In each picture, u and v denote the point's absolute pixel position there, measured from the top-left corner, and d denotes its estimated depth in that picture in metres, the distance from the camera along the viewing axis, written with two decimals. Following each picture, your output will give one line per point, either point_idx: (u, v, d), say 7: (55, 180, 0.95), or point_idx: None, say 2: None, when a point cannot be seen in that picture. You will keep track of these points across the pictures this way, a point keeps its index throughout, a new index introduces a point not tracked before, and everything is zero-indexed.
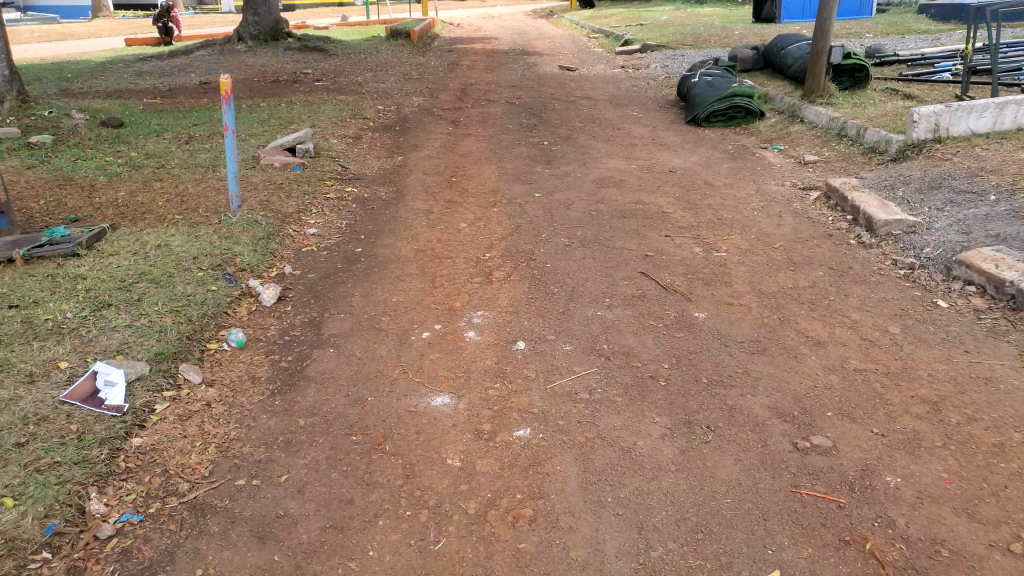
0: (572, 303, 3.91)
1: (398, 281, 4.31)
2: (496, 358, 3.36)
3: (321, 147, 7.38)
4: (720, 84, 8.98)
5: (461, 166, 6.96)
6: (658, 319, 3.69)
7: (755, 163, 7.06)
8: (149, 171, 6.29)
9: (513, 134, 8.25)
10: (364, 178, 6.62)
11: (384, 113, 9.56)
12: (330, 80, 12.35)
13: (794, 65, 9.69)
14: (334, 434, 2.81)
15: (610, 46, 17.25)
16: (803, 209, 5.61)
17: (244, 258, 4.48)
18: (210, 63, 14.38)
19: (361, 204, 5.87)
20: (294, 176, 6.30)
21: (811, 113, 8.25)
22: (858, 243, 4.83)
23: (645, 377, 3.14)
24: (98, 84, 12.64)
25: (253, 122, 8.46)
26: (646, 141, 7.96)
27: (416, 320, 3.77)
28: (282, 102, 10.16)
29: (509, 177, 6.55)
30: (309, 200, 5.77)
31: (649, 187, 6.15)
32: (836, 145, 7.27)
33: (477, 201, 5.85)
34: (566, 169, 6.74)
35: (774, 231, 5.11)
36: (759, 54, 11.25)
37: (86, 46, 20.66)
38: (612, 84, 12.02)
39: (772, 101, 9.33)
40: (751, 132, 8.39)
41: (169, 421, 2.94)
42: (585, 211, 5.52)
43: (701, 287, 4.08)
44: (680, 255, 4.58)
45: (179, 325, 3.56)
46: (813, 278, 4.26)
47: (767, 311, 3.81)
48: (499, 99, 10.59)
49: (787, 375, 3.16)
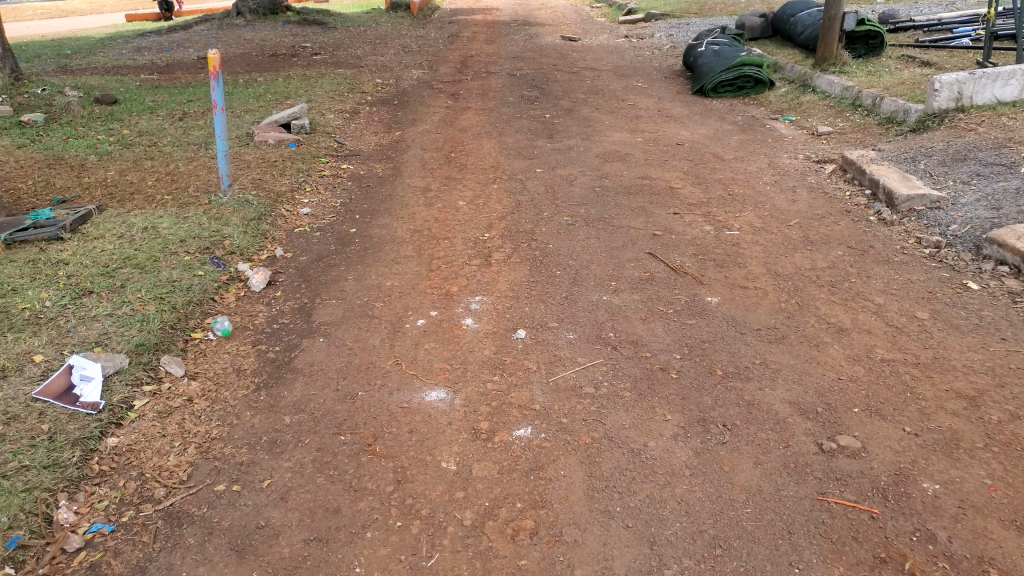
0: (577, 287, 3.69)
1: (393, 264, 4.10)
2: (495, 349, 3.14)
3: (317, 122, 7.11)
4: (728, 53, 8.65)
5: (460, 140, 6.70)
6: (669, 305, 3.48)
7: (767, 135, 6.77)
8: (140, 149, 6.02)
9: (515, 107, 7.98)
10: (360, 155, 6.36)
11: (382, 87, 9.27)
12: (329, 53, 12.03)
13: (805, 32, 9.35)
14: (321, 434, 2.61)
15: (614, 15, 16.84)
16: (818, 183, 5.35)
17: (234, 241, 4.20)
18: (208, 38, 14.01)
19: (357, 182, 5.62)
20: (288, 153, 6.04)
21: (824, 82, 7.94)
22: (879, 220, 4.59)
23: (655, 370, 2.95)
24: (96, 61, 12.30)
25: (248, 98, 8.17)
26: (654, 113, 7.65)
27: (411, 306, 3.55)
28: (278, 77, 9.86)
29: (510, 152, 6.30)
30: (303, 177, 5.52)
31: (657, 162, 5.89)
32: (851, 116, 6.97)
33: (477, 178, 5.61)
34: (570, 143, 6.48)
35: (789, 207, 4.85)
36: (767, 21, 10.88)
37: (81, 22, 20.22)
38: (616, 54, 11.68)
39: (781, 70, 9.01)
40: (761, 103, 8.08)
41: (148, 419, 2.70)
42: (591, 187, 5.27)
43: (714, 269, 3.85)
44: (690, 234, 4.33)
45: (163, 314, 3.28)
46: (832, 259, 4.03)
47: (784, 296, 3.59)
48: (500, 71, 10.29)
49: (809, 368, 2.97)
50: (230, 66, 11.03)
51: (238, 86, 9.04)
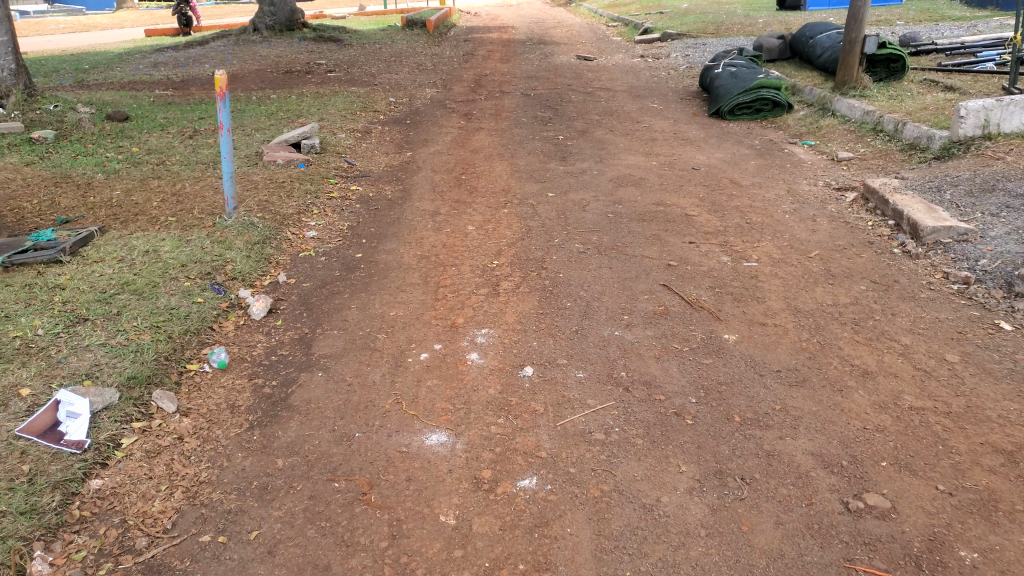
0: (588, 321, 3.54)
1: (399, 292, 3.97)
2: (501, 388, 2.98)
3: (328, 142, 7.04)
4: (745, 76, 8.53)
5: (472, 162, 6.60)
6: (683, 342, 3.32)
7: (785, 160, 6.62)
8: (148, 167, 5.95)
9: (528, 128, 7.87)
10: (370, 176, 6.27)
11: (395, 105, 9.21)
12: (343, 71, 12.02)
13: (824, 55, 9.20)
14: (315, 480, 2.47)
15: (630, 35, 16.77)
16: (838, 212, 5.19)
17: (236, 266, 4.08)
18: (224, 54, 14.07)
19: (365, 204, 5.52)
20: (297, 173, 5.96)
21: (843, 106, 7.78)
22: (903, 252, 4.42)
23: (669, 415, 2.79)
24: (112, 76, 12.35)
25: (260, 115, 8.13)
26: (669, 135, 7.52)
27: (415, 338, 3.41)
28: (292, 94, 9.83)
29: (523, 175, 6.18)
30: (312, 199, 5.42)
31: (672, 187, 5.75)
32: (871, 141, 6.81)
33: (488, 202, 5.49)
34: (583, 167, 6.35)
35: (809, 237, 4.69)
36: (785, 43, 10.75)
37: (102, 36, 20.43)
38: (632, 75, 11.58)
39: (800, 93, 8.86)
40: (779, 126, 7.93)
41: (135, 459, 2.57)
42: (604, 213, 5.14)
43: (731, 304, 3.70)
44: (706, 265, 4.18)
45: (158, 345, 3.16)
46: (855, 294, 3.86)
47: (804, 334, 3.43)
48: (514, 91, 10.21)
49: (832, 414, 2.81)
50: (245, 83, 11.03)
51: (251, 103, 9.01)
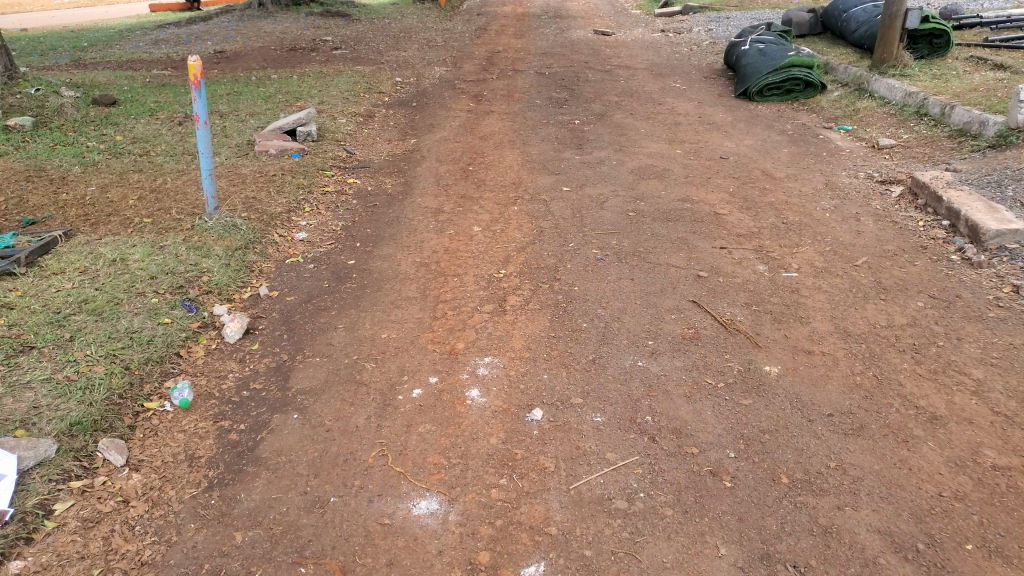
0: (607, 349, 3.10)
1: (393, 309, 3.54)
2: (504, 437, 2.56)
3: (327, 128, 6.58)
4: (775, 53, 7.95)
5: (480, 151, 6.12)
6: (716, 377, 2.87)
7: (821, 148, 6.08)
8: (131, 160, 5.55)
9: (541, 111, 7.37)
10: (370, 166, 5.82)
11: (402, 86, 8.71)
12: (350, 48, 11.50)
13: (860, 30, 8.59)
14: (278, 563, 2.06)
15: (650, 8, 16.04)
16: (885, 209, 4.65)
17: (213, 276, 3.80)
18: (227, 30, 13.58)
19: (363, 200, 5.09)
20: (291, 165, 5.54)
21: (882, 86, 7.19)
22: (963, 259, 3.90)
23: (703, 476, 2.36)
24: (109, 54, 11.93)
25: (257, 98, 7.67)
26: (693, 119, 6.98)
27: (409, 369, 3.00)
28: (293, 74, 9.36)
29: (535, 165, 5.70)
30: (305, 196, 5.01)
31: (699, 179, 5.25)
32: (916, 126, 6.24)
33: (496, 198, 5.03)
34: (600, 156, 5.86)
35: (853, 240, 4.19)
36: (817, 17, 10.10)
37: (108, 12, 19.97)
38: (652, 51, 10.96)
39: (834, 72, 8.26)
40: (812, 109, 7.36)
41: (68, 531, 2.15)
42: (623, 212, 4.66)
43: (770, 327, 3.24)
44: (739, 277, 3.71)
45: (111, 379, 2.79)
46: (911, 311, 3.38)
47: (858, 365, 2.96)
48: (528, 69, 9.66)
49: (899, 475, 2.35)
50: (246, 62, 10.56)
51: (249, 85, 8.55)
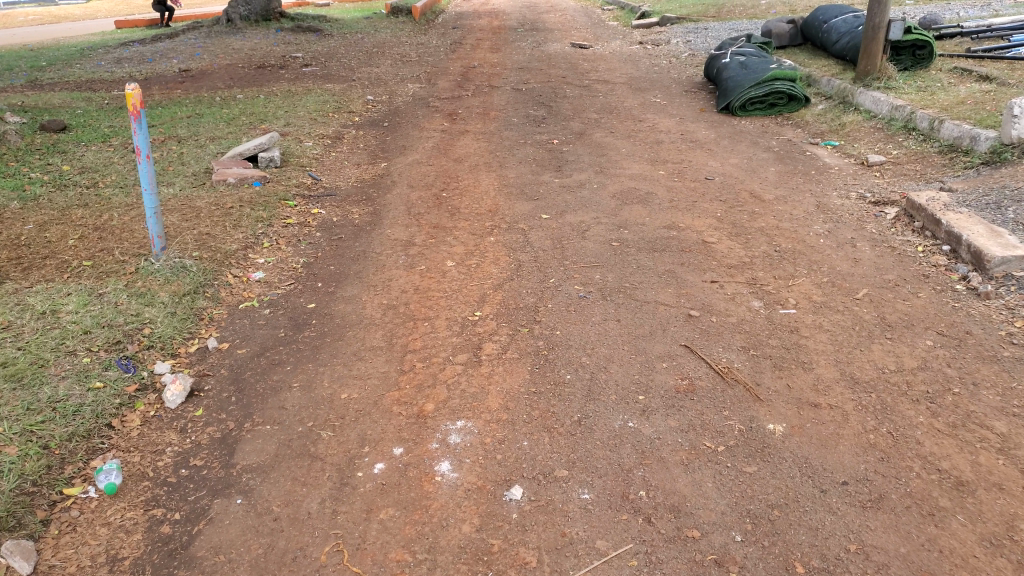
0: (594, 406, 2.79)
1: (356, 363, 3.22)
2: (478, 523, 2.28)
3: (293, 152, 6.23)
4: (756, 66, 7.75)
5: (454, 175, 5.80)
6: (716, 440, 2.58)
7: (808, 165, 5.85)
8: (77, 193, 5.17)
9: (517, 131, 7.08)
10: (337, 194, 5.43)
11: (373, 104, 8.38)
12: (320, 64, 11.17)
13: (841, 41, 8.42)
14: None
15: (627, 19, 15.84)
16: (881, 234, 4.40)
17: (156, 328, 3.48)
18: (194, 47, 13.19)
19: (327, 232, 4.73)
20: (251, 196, 5.17)
21: (867, 99, 6.99)
22: (969, 289, 3.63)
23: (706, 566, 2.07)
24: (69, 74, 11.50)
25: (218, 120, 7.30)
26: (675, 136, 6.73)
27: (372, 440, 2.71)
28: (260, 93, 9.01)
29: (512, 190, 5.40)
30: (264, 229, 4.67)
31: (684, 204, 4.98)
32: (904, 141, 6.03)
33: (470, 227, 4.71)
34: (580, 179, 5.58)
35: (852, 269, 3.94)
36: (797, 28, 9.93)
37: (75, 28, 19.46)
38: (631, 64, 10.74)
39: (817, 84, 8.07)
40: (796, 124, 7.15)
41: None
42: (605, 241, 4.37)
43: (771, 376, 2.95)
44: (733, 315, 3.44)
45: (24, 462, 2.57)
46: (921, 352, 3.09)
47: (870, 421, 2.65)
48: (504, 85, 9.38)
49: (930, 560, 2.05)
50: (212, 81, 10.18)
51: (212, 106, 8.18)
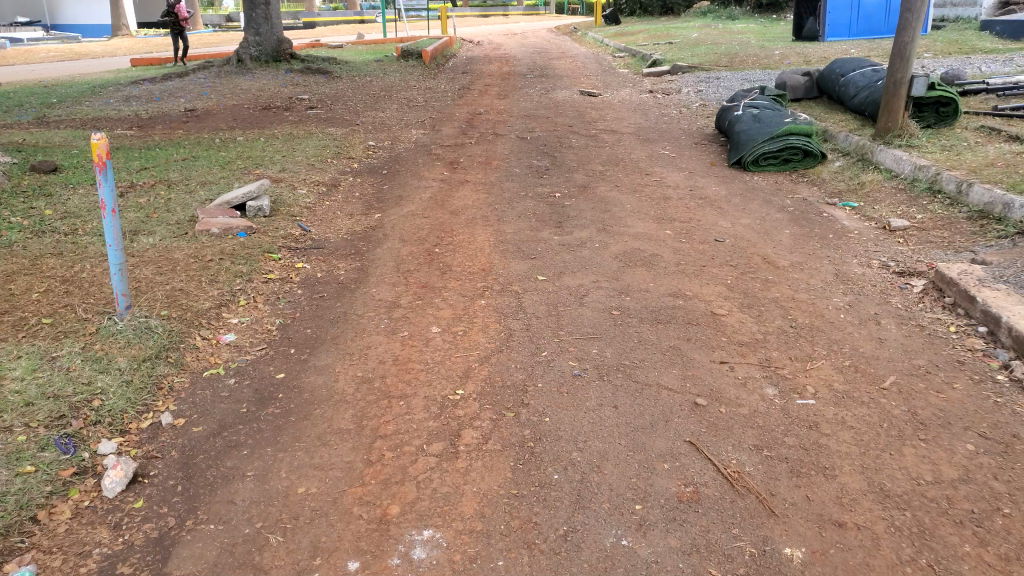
0: (582, 517, 2.45)
1: (320, 449, 2.87)
2: None
3: (284, 201, 5.97)
4: (770, 120, 7.51)
5: (450, 228, 5.52)
6: (723, 567, 2.25)
7: (825, 228, 5.53)
8: (52, 240, 4.89)
9: (520, 182, 6.83)
10: (325, 247, 5.15)
11: (374, 150, 8.17)
12: (326, 107, 11.05)
13: (859, 95, 8.20)
14: None
15: (638, 67, 15.76)
16: (908, 309, 4.07)
17: (107, 400, 3.08)
18: (203, 87, 13.13)
19: (309, 290, 4.43)
20: (234, 247, 4.89)
21: (888, 158, 6.72)
22: (1013, 380, 3.29)
23: None
24: (75, 111, 11.41)
25: (213, 164, 7.08)
26: (684, 193, 6.45)
27: (325, 549, 2.36)
28: (261, 136, 8.82)
29: (509, 247, 5.10)
30: (241, 285, 4.37)
31: (691, 268, 4.66)
32: (928, 205, 5.73)
33: (462, 287, 4.41)
34: (583, 237, 5.28)
35: (876, 351, 3.60)
36: (812, 81, 9.74)
37: (90, 65, 19.58)
38: (639, 113, 10.55)
39: (833, 140, 7.82)
40: (812, 182, 6.86)
41: None
42: (605, 308, 4.05)
43: (786, 485, 2.61)
44: (744, 406, 3.09)
45: None
46: (961, 460, 2.76)
47: (906, 549, 2.32)
48: (509, 133, 9.18)
49: None
50: (215, 122, 10.03)
51: (209, 148, 7.97)
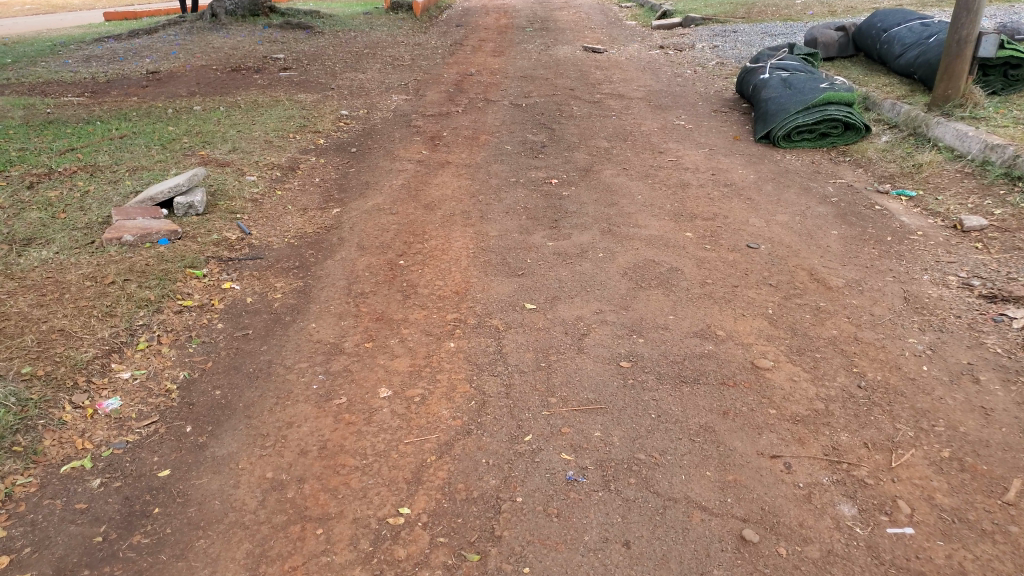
0: None
1: None
2: None
3: (225, 192, 4.94)
4: (803, 85, 6.39)
5: (421, 229, 4.51)
6: None
7: (880, 228, 4.53)
8: None
9: (510, 163, 5.79)
10: (264, 257, 4.14)
11: (347, 121, 7.10)
12: (301, 68, 9.91)
13: (908, 54, 7.15)
14: None
15: (648, 18, 14.46)
16: (1010, 358, 3.08)
17: None
18: (172, 44, 11.94)
19: (234, 323, 3.44)
20: (148, 260, 3.89)
21: (949, 133, 5.64)
22: None
23: None
24: (24, 73, 10.26)
25: (153, 142, 6.04)
26: (705, 179, 5.42)
27: None
28: (219, 103, 7.74)
29: (492, 257, 4.10)
30: (146, 318, 3.38)
31: (720, 295, 3.67)
32: (1007, 197, 4.68)
33: (427, 320, 3.42)
34: (582, 243, 4.28)
35: (986, 429, 2.62)
36: (848, 36, 8.56)
37: (62, 20, 18.28)
38: (650, 74, 9.38)
39: (877, 109, 6.72)
40: (857, 162, 5.80)
41: None
42: (612, 359, 3.08)
43: None
44: (813, 543, 2.11)
45: None
46: None
47: None
48: (503, 99, 8.07)
49: None
50: (175, 86, 8.91)
51: (157, 121, 6.90)
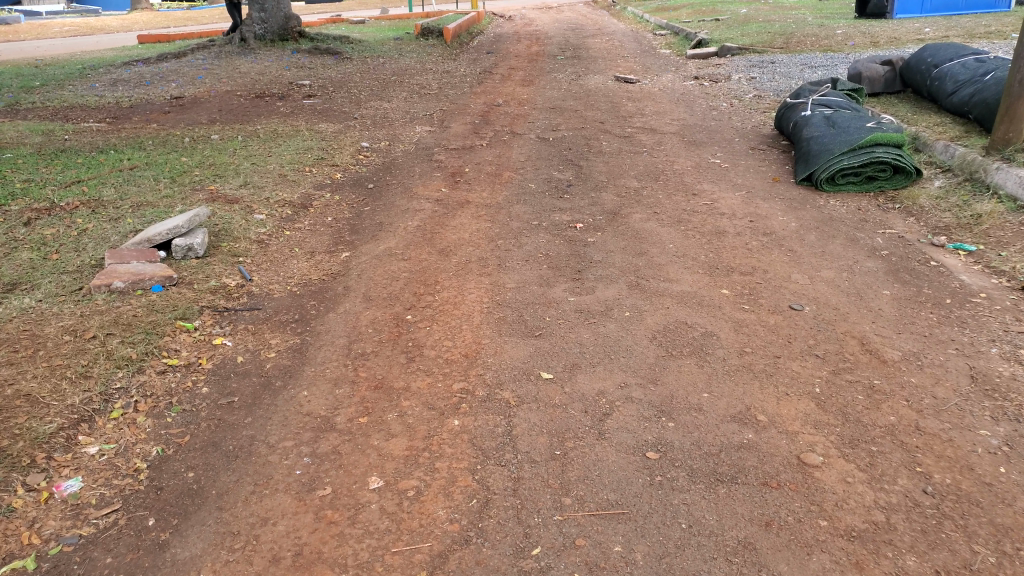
0: None
1: None
2: None
3: (229, 232, 4.67)
4: (848, 124, 5.99)
5: (433, 278, 4.18)
6: None
7: (938, 288, 4.10)
8: None
9: (534, 203, 5.47)
10: (263, 307, 3.84)
11: (366, 154, 6.86)
12: (325, 95, 9.74)
13: (962, 92, 6.70)
14: None
15: (682, 47, 14.14)
16: None
17: None
18: (200, 69, 11.90)
19: (220, 388, 3.12)
20: (136, 310, 3.60)
21: (1010, 180, 5.19)
22: None
23: None
24: (50, 97, 10.22)
25: (163, 174, 5.82)
26: (742, 226, 5.03)
27: None
28: (238, 132, 7.56)
29: (508, 314, 3.75)
30: (124, 381, 3.08)
31: (760, 368, 3.27)
32: None
33: (431, 390, 3.07)
34: (608, 299, 3.92)
35: None
36: (894, 71, 8.12)
37: (99, 42, 18.53)
38: (683, 106, 9.02)
39: (928, 150, 6.28)
40: (909, 209, 5.36)
41: None
42: (636, 449, 2.70)
43: None
44: None
45: None
46: None
47: None
48: (530, 131, 7.78)
49: None
50: (197, 113, 8.79)
51: (172, 151, 6.71)
